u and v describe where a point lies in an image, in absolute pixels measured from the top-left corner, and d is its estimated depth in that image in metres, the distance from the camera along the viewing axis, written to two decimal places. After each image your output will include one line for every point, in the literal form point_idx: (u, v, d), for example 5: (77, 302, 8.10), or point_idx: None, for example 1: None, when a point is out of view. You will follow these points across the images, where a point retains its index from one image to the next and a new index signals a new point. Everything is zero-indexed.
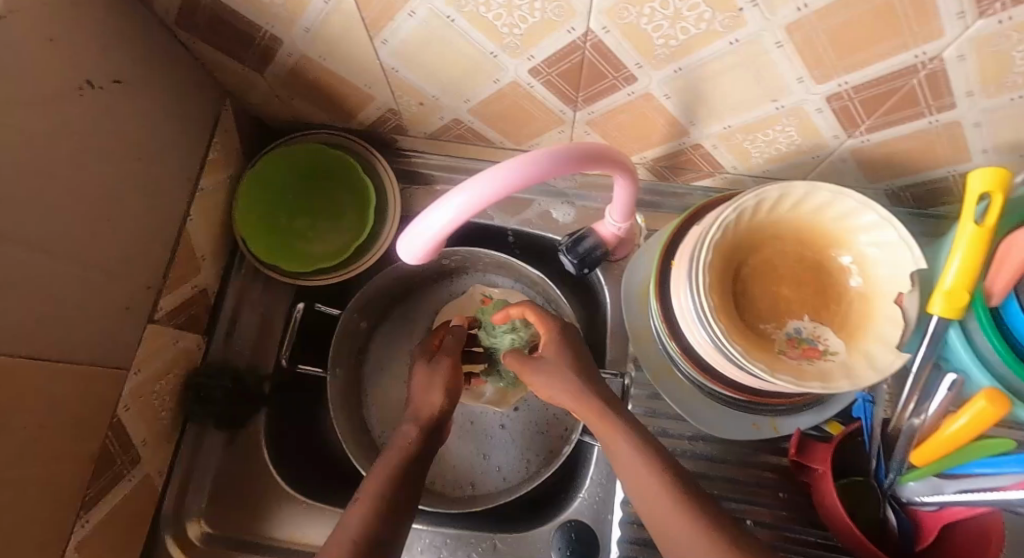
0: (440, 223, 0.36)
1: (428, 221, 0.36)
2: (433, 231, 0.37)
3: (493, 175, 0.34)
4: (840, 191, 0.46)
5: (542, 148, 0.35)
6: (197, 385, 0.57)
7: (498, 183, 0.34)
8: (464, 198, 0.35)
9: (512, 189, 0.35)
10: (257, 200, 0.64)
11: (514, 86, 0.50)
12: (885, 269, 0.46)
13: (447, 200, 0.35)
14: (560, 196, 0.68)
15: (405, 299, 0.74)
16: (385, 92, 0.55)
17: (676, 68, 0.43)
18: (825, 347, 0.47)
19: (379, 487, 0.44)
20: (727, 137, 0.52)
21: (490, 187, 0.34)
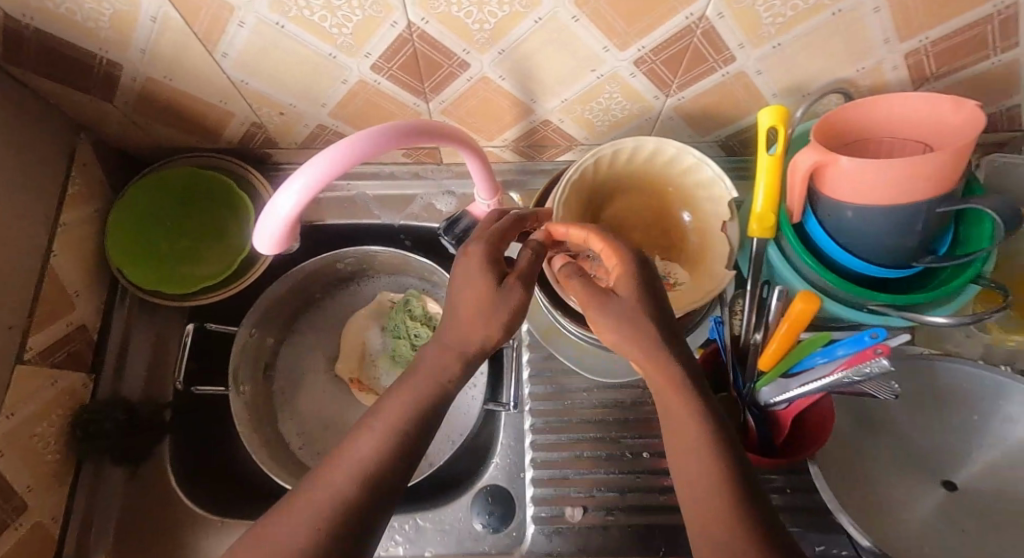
0: (284, 207, 0.38)
1: (273, 208, 0.39)
2: (280, 216, 0.39)
3: (322, 156, 0.37)
4: (662, 141, 0.53)
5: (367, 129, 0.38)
6: (86, 422, 0.56)
7: (329, 162, 0.37)
8: (301, 180, 0.37)
9: (344, 167, 0.38)
10: (131, 229, 0.63)
11: (363, 85, 0.53)
12: (708, 205, 0.54)
13: (287, 186, 0.38)
14: (441, 188, 0.71)
15: (307, 311, 0.75)
16: (241, 106, 0.57)
17: (498, 50, 0.48)
18: (675, 280, 0.54)
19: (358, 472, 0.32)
20: (568, 109, 0.58)
21: (323, 166, 0.37)
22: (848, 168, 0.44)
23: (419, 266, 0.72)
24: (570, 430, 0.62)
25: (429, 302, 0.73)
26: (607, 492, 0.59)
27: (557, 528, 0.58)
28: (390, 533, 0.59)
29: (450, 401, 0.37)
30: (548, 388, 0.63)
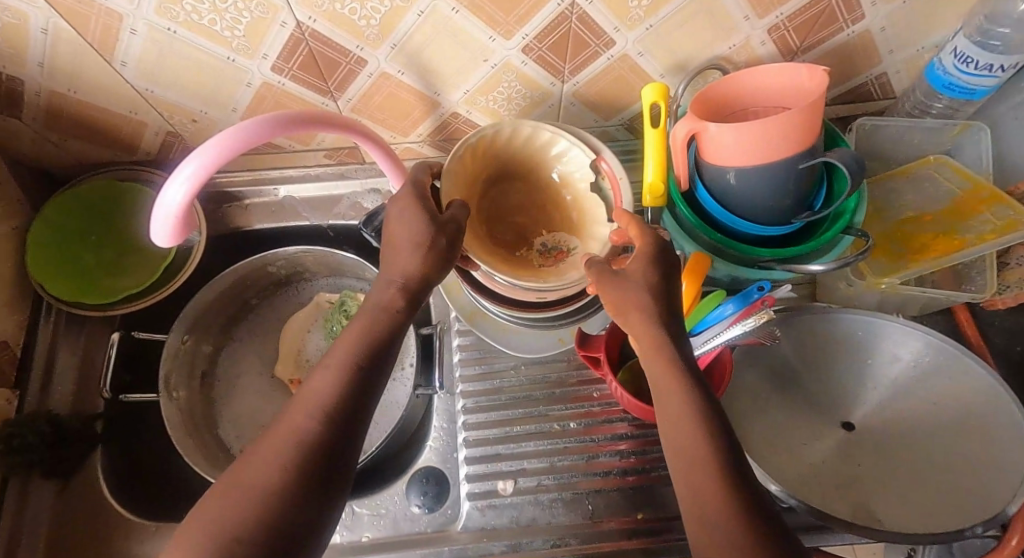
0: (173, 200, 0.41)
1: (163, 201, 0.41)
2: (170, 208, 0.41)
3: (205, 149, 0.39)
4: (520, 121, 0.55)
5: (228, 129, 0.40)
6: (9, 437, 0.56)
7: (213, 155, 0.39)
8: (186, 173, 0.40)
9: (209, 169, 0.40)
10: (52, 244, 0.64)
11: (268, 86, 0.55)
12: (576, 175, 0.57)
13: (174, 179, 0.40)
14: (365, 186, 0.73)
15: (244, 316, 0.76)
16: (153, 115, 0.58)
17: (390, 45, 0.51)
18: (569, 247, 0.57)
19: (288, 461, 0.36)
20: (473, 101, 0.61)
21: (206, 158, 0.39)
22: (716, 134, 0.47)
23: (348, 263, 0.74)
24: (500, 407, 0.64)
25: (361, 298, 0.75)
26: (536, 463, 0.61)
27: (489, 503, 0.60)
28: None
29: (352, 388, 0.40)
30: (478, 369, 0.66)
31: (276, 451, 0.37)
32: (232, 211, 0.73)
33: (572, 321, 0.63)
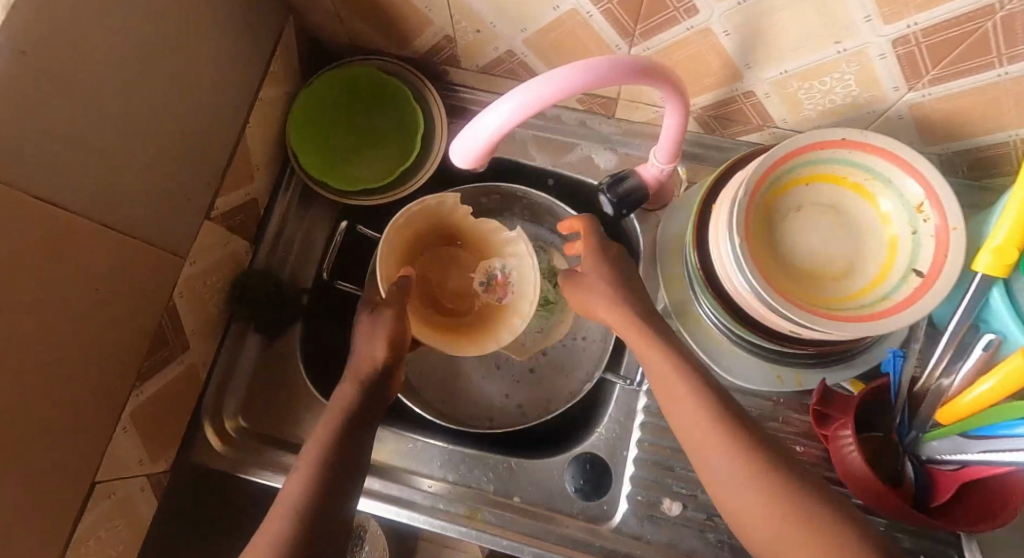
0: (493, 126, 0.38)
1: (482, 122, 0.38)
2: (487, 133, 0.38)
3: (550, 74, 0.36)
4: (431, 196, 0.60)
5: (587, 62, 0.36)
6: (242, 287, 0.60)
7: (554, 86, 0.36)
8: (521, 99, 0.36)
9: (553, 97, 0.36)
10: (309, 118, 0.65)
11: (573, 14, 0.50)
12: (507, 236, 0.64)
13: (502, 103, 0.37)
14: (603, 141, 0.67)
15: None
16: (443, 16, 0.55)
17: (740, 0, 0.43)
18: (510, 277, 0.64)
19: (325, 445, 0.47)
20: (783, 83, 0.52)
21: (549, 85, 0.36)
22: None
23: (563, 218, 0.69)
24: None
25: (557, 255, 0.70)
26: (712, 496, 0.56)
27: (652, 517, 0.56)
28: (484, 468, 0.59)
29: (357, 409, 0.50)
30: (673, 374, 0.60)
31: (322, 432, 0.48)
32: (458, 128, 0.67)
33: (804, 364, 0.54)
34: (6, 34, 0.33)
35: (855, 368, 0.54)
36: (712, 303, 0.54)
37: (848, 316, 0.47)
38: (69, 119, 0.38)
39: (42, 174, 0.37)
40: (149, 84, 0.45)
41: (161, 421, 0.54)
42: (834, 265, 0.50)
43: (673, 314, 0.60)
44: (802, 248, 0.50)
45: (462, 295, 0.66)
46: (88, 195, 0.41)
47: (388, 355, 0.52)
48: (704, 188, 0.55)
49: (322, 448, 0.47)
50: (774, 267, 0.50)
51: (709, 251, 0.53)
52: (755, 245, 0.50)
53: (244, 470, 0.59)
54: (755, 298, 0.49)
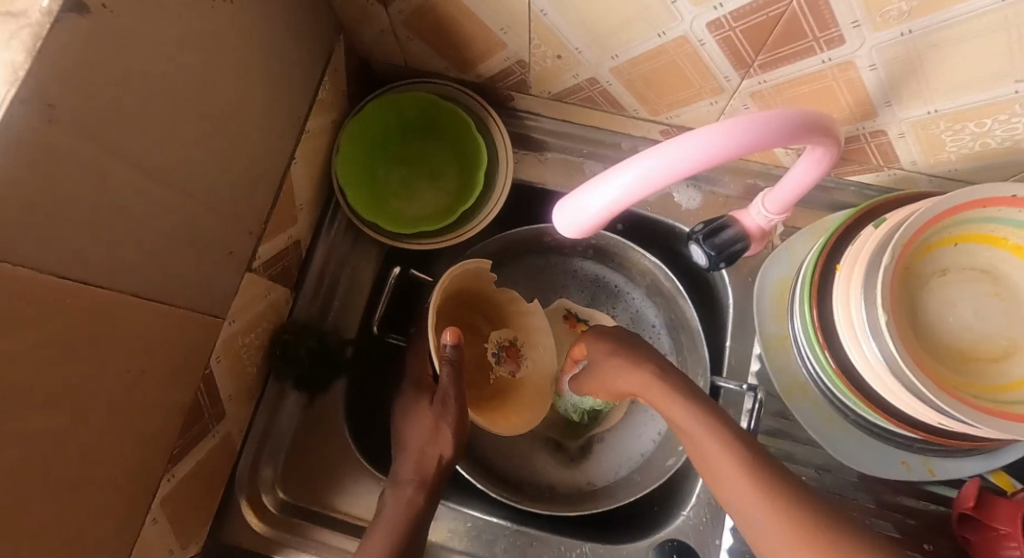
0: (596, 209, 0.32)
1: (582, 203, 0.33)
2: (589, 215, 0.33)
3: (660, 153, 0.30)
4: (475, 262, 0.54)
5: (742, 122, 0.31)
6: (283, 343, 0.54)
7: (666, 166, 0.30)
8: (628, 181, 0.31)
9: (702, 162, 0.30)
10: (358, 147, 0.58)
11: (681, 42, 0.43)
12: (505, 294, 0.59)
13: (604, 184, 0.32)
14: (685, 177, 0.58)
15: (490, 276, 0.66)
16: (521, 39, 0.48)
17: (904, 30, 0.36)
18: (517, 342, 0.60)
19: (388, 539, 0.45)
20: (925, 124, 0.44)
21: (661, 166, 0.30)
22: None
23: (640, 266, 0.62)
24: None
25: (616, 305, 0.65)
26: None
27: None
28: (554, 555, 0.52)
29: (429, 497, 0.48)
30: (773, 451, 0.52)
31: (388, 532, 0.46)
32: (523, 159, 0.60)
33: (937, 452, 0.47)
34: (31, 85, 0.26)
35: (996, 461, 0.46)
36: (830, 377, 0.47)
37: (1017, 414, 0.39)
38: (103, 179, 0.31)
39: (71, 249, 0.30)
40: (195, 128, 0.38)
41: (194, 501, 0.47)
42: (990, 343, 0.42)
43: (774, 380, 0.52)
44: (949, 322, 0.43)
45: (475, 368, 0.59)
46: (122, 264, 0.34)
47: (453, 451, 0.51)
48: (824, 242, 0.47)
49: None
50: (919, 346, 0.42)
51: (832, 317, 0.45)
52: (897, 320, 0.42)
53: (281, 551, 0.52)
54: (899, 385, 0.41)
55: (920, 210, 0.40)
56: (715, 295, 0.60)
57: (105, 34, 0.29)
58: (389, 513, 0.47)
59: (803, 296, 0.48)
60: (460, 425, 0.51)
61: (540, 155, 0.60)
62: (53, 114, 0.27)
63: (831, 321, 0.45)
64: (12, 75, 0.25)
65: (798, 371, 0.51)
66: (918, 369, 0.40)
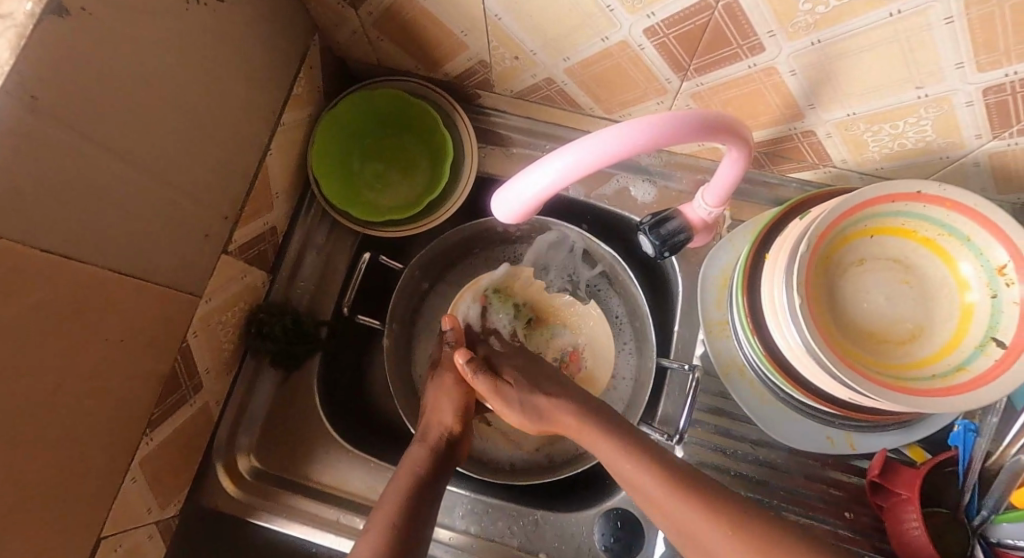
0: (531, 190, 0.37)
1: (520, 185, 0.37)
2: (523, 197, 0.37)
3: (587, 142, 0.34)
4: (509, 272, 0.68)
5: (652, 118, 0.35)
6: (258, 322, 0.57)
7: (589, 154, 0.34)
8: (557, 166, 0.35)
9: (618, 154, 0.35)
10: (332, 141, 0.62)
11: (623, 46, 0.46)
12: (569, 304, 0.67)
13: (537, 168, 0.36)
14: (641, 173, 0.62)
15: (459, 262, 0.69)
16: (481, 41, 0.51)
17: (814, 40, 0.39)
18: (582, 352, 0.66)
19: (393, 506, 0.46)
20: (848, 125, 0.48)
21: (587, 153, 0.34)
22: None
23: (598, 255, 0.66)
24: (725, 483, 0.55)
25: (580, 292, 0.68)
26: None
27: None
28: (509, 521, 0.56)
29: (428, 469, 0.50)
30: (713, 427, 0.57)
31: (391, 496, 0.47)
32: (489, 153, 0.64)
33: (857, 427, 0.51)
34: (16, 78, 0.30)
35: (912, 434, 0.50)
36: (761, 358, 0.51)
37: (917, 390, 0.43)
38: (83, 163, 0.35)
39: (52, 226, 0.34)
40: (171, 120, 0.41)
41: (172, 465, 0.51)
42: (899, 327, 0.46)
43: (713, 361, 0.56)
44: (862, 308, 0.47)
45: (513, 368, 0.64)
46: (101, 241, 0.38)
47: (459, 426, 0.55)
48: (757, 233, 0.51)
49: (390, 517, 0.45)
50: (834, 330, 0.46)
51: (761, 303, 0.49)
52: (814, 305, 0.46)
53: (256, 515, 0.57)
54: (814, 364, 0.45)
55: (834, 205, 0.44)
56: (667, 283, 0.64)
57: (83, 34, 0.33)
58: (400, 474, 0.50)
59: (738, 284, 0.52)
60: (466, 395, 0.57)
61: (505, 150, 0.64)
62: (36, 105, 0.31)
63: (760, 308, 0.49)
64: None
65: (735, 353, 0.55)
66: (830, 349, 0.44)
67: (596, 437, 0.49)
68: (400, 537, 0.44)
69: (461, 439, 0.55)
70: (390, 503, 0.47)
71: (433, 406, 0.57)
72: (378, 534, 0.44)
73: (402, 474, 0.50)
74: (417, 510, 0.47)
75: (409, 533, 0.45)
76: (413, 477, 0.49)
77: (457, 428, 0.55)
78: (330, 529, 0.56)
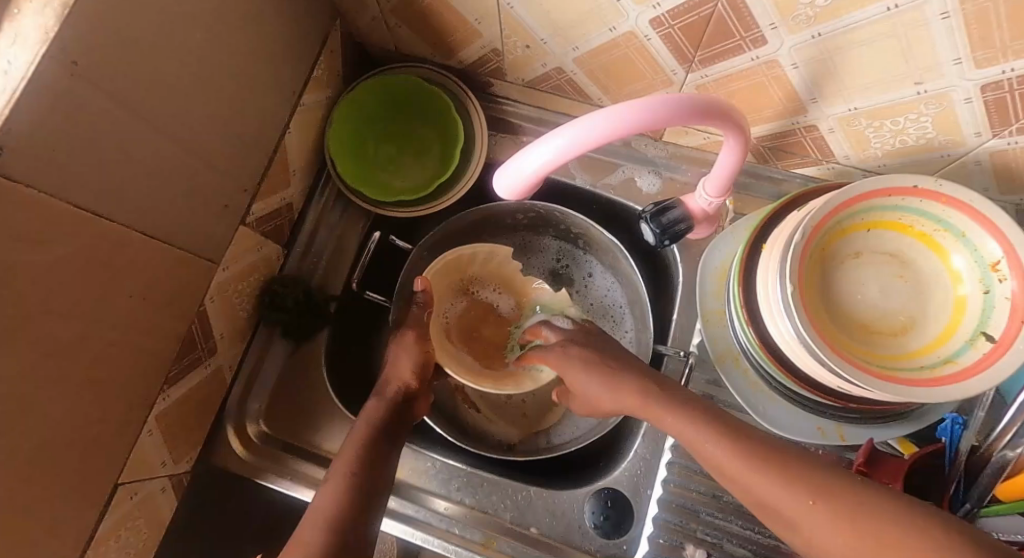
0: (531, 166, 0.38)
1: (521, 162, 0.39)
2: (523, 175, 0.39)
3: (590, 119, 0.36)
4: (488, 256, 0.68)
5: (643, 100, 0.36)
6: (272, 292, 0.59)
7: (592, 130, 0.36)
8: (553, 148, 0.37)
9: (610, 135, 0.36)
10: (349, 123, 0.64)
11: (630, 37, 0.48)
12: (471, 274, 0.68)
13: (535, 149, 0.38)
14: (647, 164, 0.63)
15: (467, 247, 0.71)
16: (493, 29, 0.53)
17: (814, 33, 0.40)
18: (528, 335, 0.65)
19: (347, 462, 0.50)
20: (850, 120, 0.48)
21: (589, 131, 0.36)
22: None
23: (603, 244, 0.67)
24: None
25: (584, 280, 0.70)
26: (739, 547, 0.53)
27: None
28: (503, 495, 0.58)
29: (391, 428, 0.54)
30: None
31: (344, 453, 0.51)
32: (500, 141, 0.66)
33: (848, 418, 0.52)
34: (59, 45, 0.32)
35: (903, 427, 0.51)
36: (754, 347, 0.52)
37: (905, 380, 0.44)
38: (113, 127, 0.38)
39: (84, 185, 0.36)
40: (196, 93, 0.44)
41: (186, 423, 0.54)
42: (892, 320, 0.47)
43: (708, 350, 0.57)
44: (857, 300, 0.47)
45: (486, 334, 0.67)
46: (128, 203, 0.40)
47: (416, 382, 0.58)
48: (754, 225, 0.52)
49: (347, 465, 0.49)
50: (826, 320, 0.47)
51: (755, 292, 0.50)
52: (808, 295, 0.47)
53: (262, 475, 0.59)
54: (805, 353, 0.46)
55: (829, 197, 0.45)
56: (669, 273, 0.65)
57: (119, 7, 0.35)
58: (358, 428, 0.53)
59: (734, 275, 0.53)
60: (426, 353, 0.60)
61: (515, 137, 0.65)
62: (75, 70, 0.34)
63: (755, 298, 0.50)
64: (44, 36, 0.32)
65: (730, 341, 0.56)
66: (821, 338, 0.45)
67: (660, 413, 0.48)
68: (358, 483, 0.48)
69: (416, 396, 0.59)
70: (349, 452, 0.51)
71: (394, 355, 0.60)
72: (340, 481, 0.48)
73: (358, 427, 0.53)
74: (371, 459, 0.51)
75: (366, 482, 0.49)
76: (367, 429, 0.53)
77: (415, 386, 0.58)
78: None
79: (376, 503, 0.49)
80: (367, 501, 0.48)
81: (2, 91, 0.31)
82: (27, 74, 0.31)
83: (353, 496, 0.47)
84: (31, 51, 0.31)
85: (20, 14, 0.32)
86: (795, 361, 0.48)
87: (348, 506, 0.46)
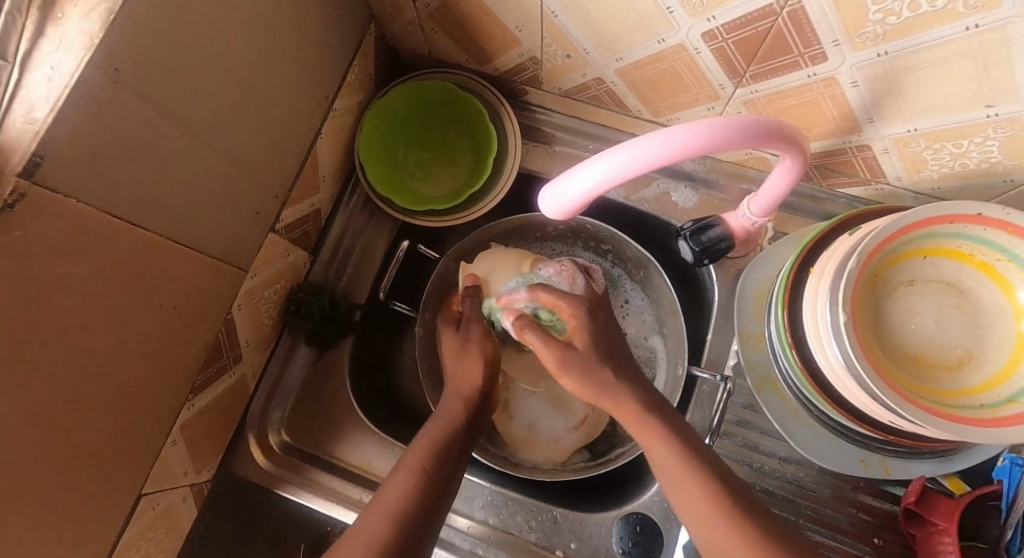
0: (575, 189, 0.37)
1: (567, 182, 0.37)
2: (573, 194, 0.37)
3: (642, 140, 0.34)
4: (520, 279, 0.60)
5: (711, 120, 0.34)
6: (298, 300, 0.58)
7: (648, 151, 0.34)
8: (606, 168, 0.35)
9: (668, 160, 0.34)
10: (380, 129, 0.63)
11: (679, 49, 0.46)
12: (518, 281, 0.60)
13: (587, 169, 0.36)
14: (684, 178, 0.61)
15: None
16: (534, 37, 0.52)
17: (880, 51, 0.38)
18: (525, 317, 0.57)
19: (420, 460, 0.48)
20: (907, 141, 0.46)
21: (640, 155, 0.34)
22: None
23: (634, 257, 0.65)
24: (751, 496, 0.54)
25: (611, 294, 0.68)
26: None
27: None
28: (528, 515, 0.57)
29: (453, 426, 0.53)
30: (741, 439, 0.56)
31: (419, 446, 0.50)
32: (533, 150, 0.64)
33: (893, 452, 0.50)
34: (104, 52, 0.31)
35: (952, 464, 0.49)
36: (796, 374, 0.50)
37: (962, 418, 0.42)
38: (151, 135, 0.36)
39: (121, 195, 0.35)
40: (233, 100, 0.43)
41: (208, 432, 0.53)
42: (947, 354, 0.44)
43: (746, 373, 0.56)
44: (910, 330, 0.45)
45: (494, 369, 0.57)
46: (163, 214, 0.39)
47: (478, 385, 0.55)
48: (802, 246, 0.50)
49: (420, 459, 0.48)
50: (878, 350, 0.45)
51: (800, 315, 0.48)
52: (859, 325, 0.45)
53: (282, 487, 0.59)
54: (853, 382, 0.44)
55: (890, 221, 0.43)
56: (703, 292, 0.63)
57: (163, 12, 0.34)
58: (437, 423, 0.52)
59: (778, 298, 0.51)
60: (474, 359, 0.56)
61: (548, 147, 0.64)
62: (119, 78, 0.33)
63: (801, 322, 0.48)
64: (89, 42, 0.31)
65: (769, 366, 0.54)
66: (873, 369, 0.42)
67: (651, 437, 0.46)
68: (427, 489, 0.46)
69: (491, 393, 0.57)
70: (423, 448, 0.49)
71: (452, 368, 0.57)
72: (409, 480, 0.46)
73: (436, 423, 0.52)
74: (443, 456, 0.49)
75: (436, 484, 0.47)
76: (446, 427, 0.51)
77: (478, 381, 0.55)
78: (353, 507, 0.57)
79: (443, 504, 0.47)
80: (433, 508, 0.46)
81: (46, 99, 0.30)
82: (71, 80, 0.30)
83: (422, 498, 0.45)
84: (76, 57, 0.30)
85: (65, 17, 0.31)
86: (845, 387, 0.45)
87: (416, 515, 0.44)
